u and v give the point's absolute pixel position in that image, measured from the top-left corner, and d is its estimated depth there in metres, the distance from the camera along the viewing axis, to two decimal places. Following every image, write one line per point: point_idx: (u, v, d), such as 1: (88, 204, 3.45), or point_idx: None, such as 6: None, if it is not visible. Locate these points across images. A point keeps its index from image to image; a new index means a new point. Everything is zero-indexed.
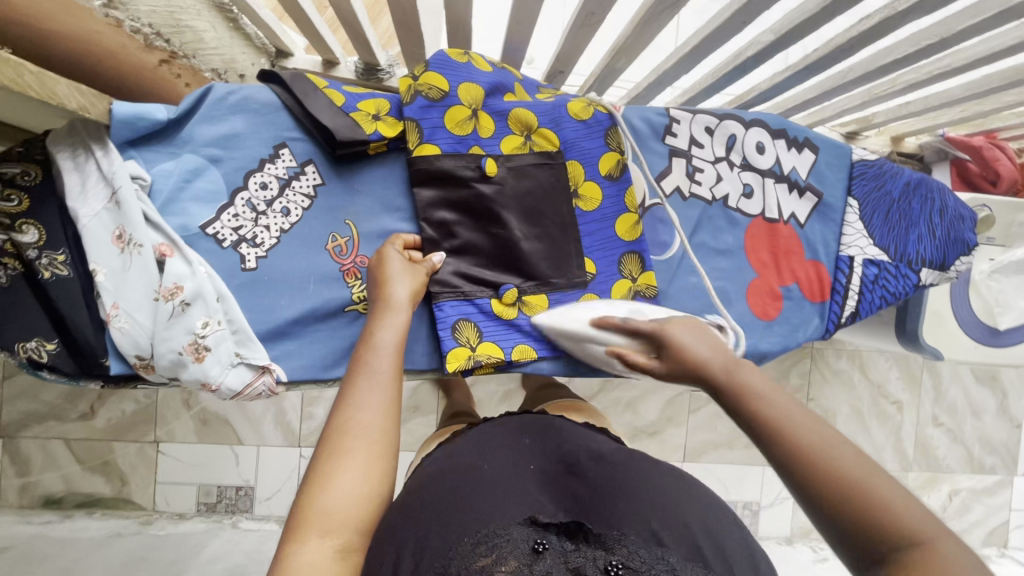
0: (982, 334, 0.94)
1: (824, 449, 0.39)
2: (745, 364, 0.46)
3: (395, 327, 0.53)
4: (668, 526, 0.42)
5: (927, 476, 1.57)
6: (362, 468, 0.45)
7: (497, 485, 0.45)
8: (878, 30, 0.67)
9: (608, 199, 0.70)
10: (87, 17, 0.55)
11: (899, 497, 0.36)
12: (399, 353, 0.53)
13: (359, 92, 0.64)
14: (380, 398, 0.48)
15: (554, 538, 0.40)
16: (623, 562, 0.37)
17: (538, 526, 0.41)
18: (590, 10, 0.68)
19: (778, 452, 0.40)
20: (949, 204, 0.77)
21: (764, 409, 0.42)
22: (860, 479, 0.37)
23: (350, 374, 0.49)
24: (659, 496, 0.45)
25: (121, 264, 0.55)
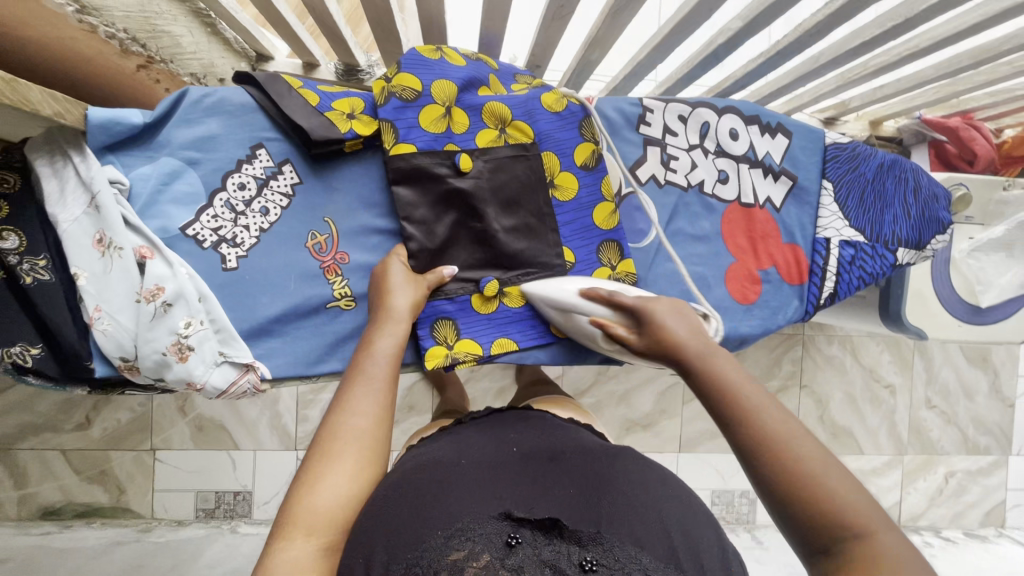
0: (964, 313, 0.96)
1: (787, 442, 0.42)
2: (720, 352, 0.51)
3: (394, 336, 0.55)
4: (645, 525, 0.42)
5: (922, 458, 1.57)
6: (350, 472, 0.46)
7: (476, 482, 0.46)
8: (843, 13, 0.68)
9: (584, 188, 0.71)
10: (62, 23, 0.55)
11: (849, 491, 0.40)
12: (397, 362, 0.54)
13: (333, 92, 0.65)
14: (375, 402, 0.50)
15: (528, 531, 0.40)
16: (596, 559, 0.38)
17: (512, 521, 0.41)
18: (559, 3, 0.68)
19: (743, 437, 0.44)
20: (923, 183, 0.78)
21: (739, 399, 0.46)
22: (816, 473, 0.41)
23: (347, 379, 0.51)
24: (636, 489, 0.46)
25: (102, 267, 0.55)
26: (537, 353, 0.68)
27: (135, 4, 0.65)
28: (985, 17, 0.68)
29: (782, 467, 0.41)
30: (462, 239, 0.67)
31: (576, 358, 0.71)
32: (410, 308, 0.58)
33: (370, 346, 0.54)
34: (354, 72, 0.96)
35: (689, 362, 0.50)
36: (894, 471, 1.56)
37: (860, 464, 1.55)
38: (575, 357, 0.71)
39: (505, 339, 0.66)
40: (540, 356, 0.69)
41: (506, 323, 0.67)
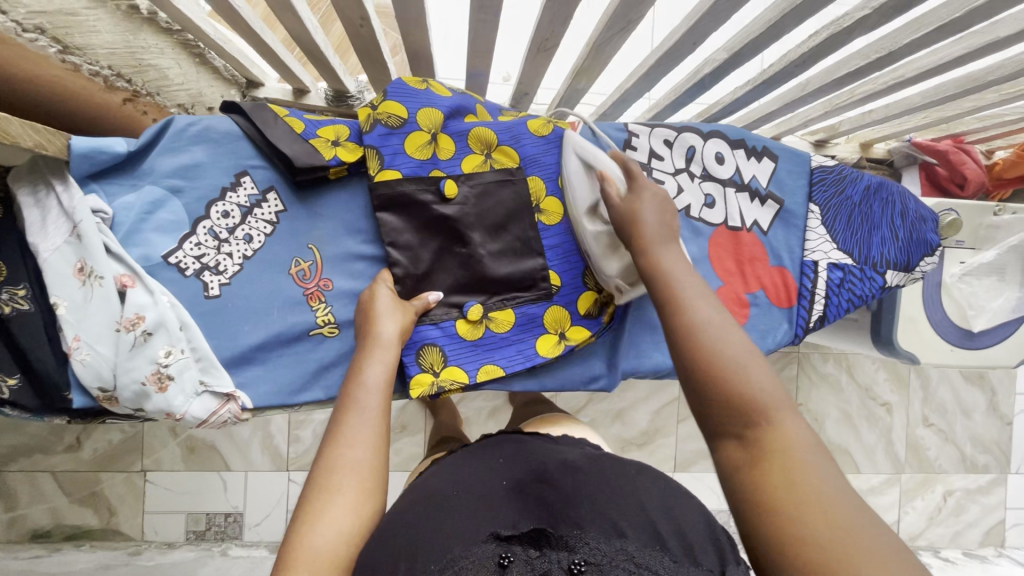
0: (956, 337, 0.95)
1: (714, 334, 0.44)
2: (674, 249, 0.52)
3: (383, 364, 0.55)
4: (623, 512, 0.43)
5: (921, 477, 1.55)
6: (350, 506, 0.45)
7: (463, 500, 0.46)
8: (826, 46, 0.69)
9: None
10: (45, 62, 0.55)
11: (760, 380, 0.42)
12: (388, 387, 0.54)
13: (319, 119, 0.65)
14: (371, 431, 0.50)
15: (519, 548, 0.41)
16: (585, 559, 0.39)
17: (501, 540, 0.41)
18: (544, 36, 0.69)
19: (674, 324, 0.46)
20: (910, 207, 0.79)
21: (678, 290, 0.48)
22: (734, 358, 0.43)
23: (339, 412, 0.51)
24: (622, 489, 0.45)
25: (83, 296, 0.55)
26: (525, 379, 0.68)
27: (121, 40, 0.66)
28: (970, 49, 0.69)
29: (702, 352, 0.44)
30: (449, 263, 0.66)
31: (563, 385, 0.70)
32: (396, 335, 0.57)
33: (358, 376, 0.53)
34: (343, 97, 0.99)
35: (649, 242, 0.52)
36: (892, 490, 1.54)
37: (857, 483, 1.53)
38: (563, 381, 0.70)
39: (492, 366, 0.65)
40: (527, 383, 0.68)
41: (494, 350, 0.66)
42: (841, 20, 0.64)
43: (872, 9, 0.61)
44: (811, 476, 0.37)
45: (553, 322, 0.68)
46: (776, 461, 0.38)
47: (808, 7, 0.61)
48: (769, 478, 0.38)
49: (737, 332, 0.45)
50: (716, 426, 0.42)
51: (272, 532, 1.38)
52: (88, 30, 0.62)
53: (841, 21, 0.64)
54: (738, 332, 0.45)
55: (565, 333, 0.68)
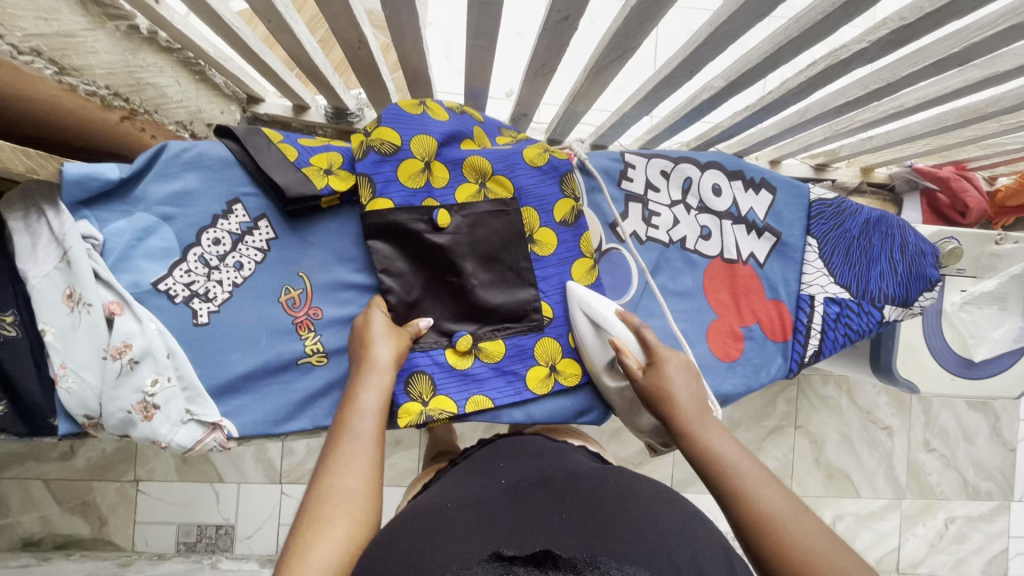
0: (955, 366, 0.94)
1: (783, 522, 0.45)
2: (715, 424, 0.54)
3: (379, 390, 0.54)
4: (635, 540, 0.41)
5: (922, 503, 1.54)
6: (342, 536, 0.44)
7: (466, 523, 0.45)
8: (824, 76, 0.68)
9: (563, 244, 0.70)
10: (42, 84, 0.54)
11: (845, 567, 0.42)
12: (384, 415, 0.53)
13: (313, 145, 0.65)
14: (367, 459, 0.49)
15: (522, 570, 0.35)
16: None
17: (502, 562, 0.36)
18: (541, 62, 0.69)
19: (742, 519, 0.47)
20: (910, 240, 0.78)
21: (735, 477, 0.49)
22: (815, 552, 0.43)
23: (332, 441, 0.50)
24: (627, 513, 0.44)
25: (70, 323, 0.55)
26: (514, 411, 0.67)
27: (120, 60, 0.65)
28: (969, 82, 0.68)
29: (777, 549, 0.44)
30: (441, 292, 0.66)
31: (554, 419, 0.69)
32: (392, 362, 0.57)
33: (355, 405, 0.52)
34: (343, 114, 0.98)
35: (685, 421, 0.54)
36: (892, 516, 1.52)
37: (857, 507, 1.51)
38: (555, 410, 0.69)
39: (481, 398, 0.65)
40: (517, 416, 0.67)
41: (484, 381, 0.66)
42: (838, 52, 0.64)
43: (868, 43, 0.60)
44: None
45: (543, 354, 0.68)
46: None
47: (804, 40, 0.61)
48: None
49: (805, 512, 0.46)
50: None
51: (263, 545, 1.38)
52: (87, 51, 0.60)
53: (838, 53, 0.64)
54: (801, 508, 0.46)
55: (556, 366, 0.68)
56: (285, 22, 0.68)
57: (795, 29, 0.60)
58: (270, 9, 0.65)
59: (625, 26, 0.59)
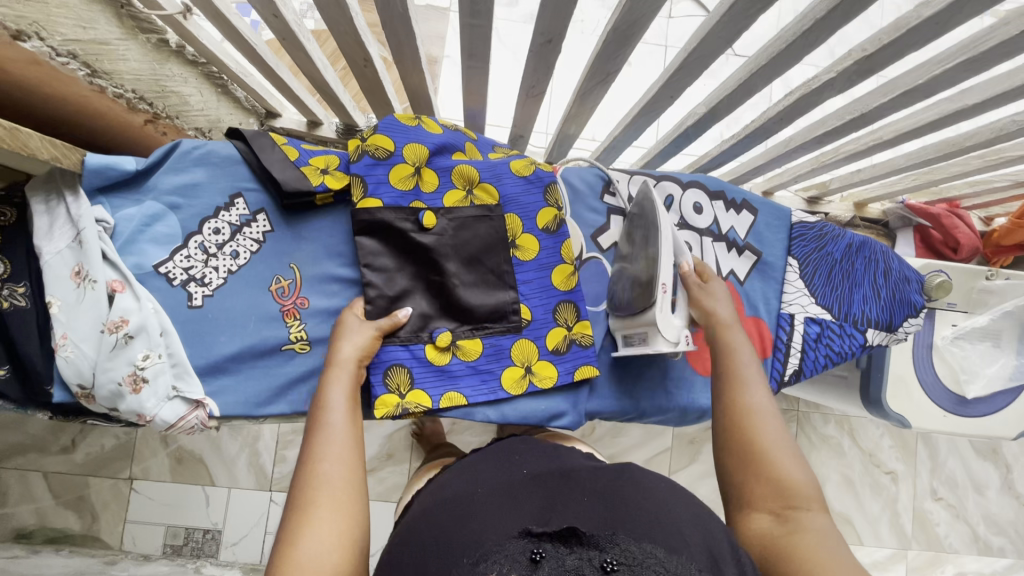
0: (949, 403, 0.92)
1: (761, 420, 0.56)
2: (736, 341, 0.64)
3: (343, 385, 0.56)
4: (651, 522, 0.43)
5: (929, 555, 1.48)
6: (331, 517, 0.46)
7: (492, 503, 0.48)
8: (800, 106, 0.71)
9: (545, 250, 0.73)
10: (75, 83, 0.60)
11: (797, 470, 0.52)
12: (353, 408, 0.55)
13: (314, 149, 0.70)
14: (342, 449, 0.50)
15: (550, 544, 0.40)
16: (616, 559, 0.39)
17: (532, 537, 0.41)
18: (531, 84, 0.74)
19: (729, 406, 0.58)
20: (894, 267, 0.80)
21: (739, 382, 0.60)
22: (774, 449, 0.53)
23: (307, 436, 0.51)
24: (655, 503, 0.46)
25: (76, 297, 0.59)
26: (488, 410, 0.69)
27: (148, 69, 0.72)
28: (940, 116, 0.70)
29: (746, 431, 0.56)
30: (419, 289, 0.69)
31: (526, 420, 0.70)
32: (355, 359, 0.59)
33: (321, 403, 0.54)
34: (353, 131, 1.05)
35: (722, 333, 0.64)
36: (898, 567, 1.46)
37: (860, 556, 1.46)
38: (535, 410, 0.70)
39: (455, 394, 0.67)
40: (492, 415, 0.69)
41: (459, 378, 0.68)
42: (810, 82, 0.67)
43: (836, 73, 0.63)
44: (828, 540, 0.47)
45: (519, 354, 0.70)
46: (801, 533, 0.47)
47: (774, 67, 0.64)
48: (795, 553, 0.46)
49: (779, 422, 0.56)
50: (753, 494, 0.52)
51: (248, 554, 1.37)
52: (118, 57, 0.67)
53: (810, 83, 0.67)
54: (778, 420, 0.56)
55: (531, 367, 0.70)
56: (299, 42, 0.73)
57: (765, 57, 0.63)
58: (285, 28, 0.70)
59: (603, 50, 0.64)
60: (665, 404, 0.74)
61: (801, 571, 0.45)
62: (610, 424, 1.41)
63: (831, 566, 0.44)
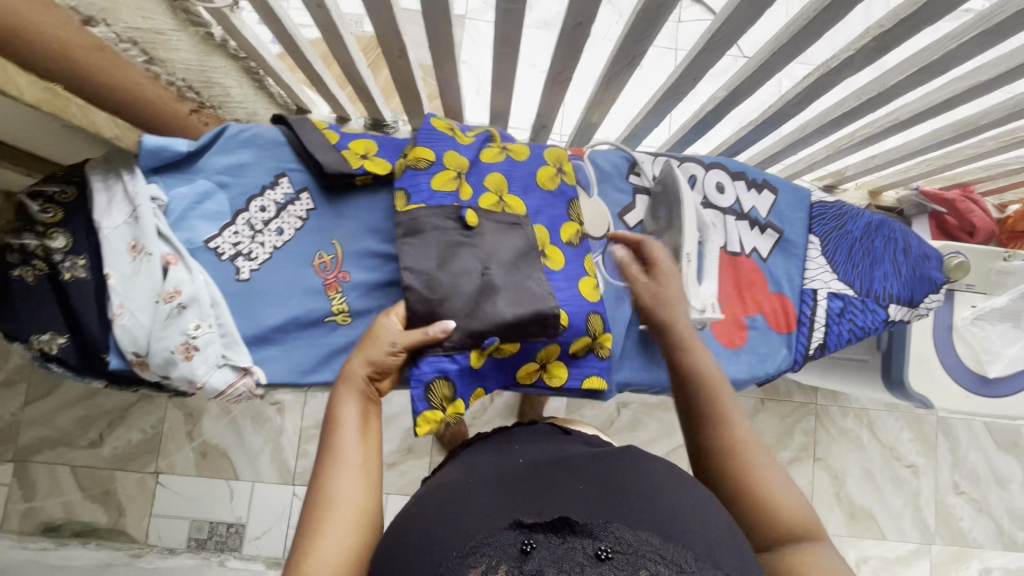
0: (971, 383, 0.93)
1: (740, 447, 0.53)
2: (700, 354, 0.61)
3: (354, 401, 0.54)
4: (650, 513, 0.42)
5: (953, 550, 1.47)
6: (342, 536, 0.45)
7: (484, 498, 0.46)
8: (818, 86, 0.74)
9: (571, 262, 0.72)
10: (132, 71, 0.64)
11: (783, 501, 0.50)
12: (365, 423, 0.53)
13: (353, 133, 0.73)
14: (354, 467, 0.49)
15: (542, 535, 0.39)
16: (610, 546, 0.38)
17: (523, 528, 0.40)
18: (558, 70, 0.77)
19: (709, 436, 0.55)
20: (913, 244, 0.81)
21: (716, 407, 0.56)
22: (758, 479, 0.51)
23: (322, 454, 0.50)
24: (655, 490, 0.45)
25: (132, 269, 0.62)
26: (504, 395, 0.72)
27: (196, 60, 0.75)
28: (954, 93, 0.72)
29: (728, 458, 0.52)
30: (464, 288, 0.63)
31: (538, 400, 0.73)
32: (366, 372, 0.56)
33: (334, 420, 0.53)
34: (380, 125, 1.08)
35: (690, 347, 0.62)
36: (922, 562, 1.45)
37: (882, 551, 1.44)
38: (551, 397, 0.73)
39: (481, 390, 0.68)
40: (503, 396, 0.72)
41: (488, 376, 0.68)
42: (828, 62, 0.70)
43: (854, 51, 0.66)
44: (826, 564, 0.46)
45: (544, 355, 0.69)
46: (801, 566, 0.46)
47: (793, 46, 0.67)
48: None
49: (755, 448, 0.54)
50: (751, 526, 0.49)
51: (271, 548, 1.39)
52: (171, 47, 0.71)
53: (828, 63, 0.70)
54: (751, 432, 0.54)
55: (547, 366, 0.71)
56: (338, 33, 0.77)
57: (785, 36, 0.66)
58: (327, 19, 0.74)
59: (631, 32, 0.67)
60: None
61: None
62: (629, 417, 1.42)
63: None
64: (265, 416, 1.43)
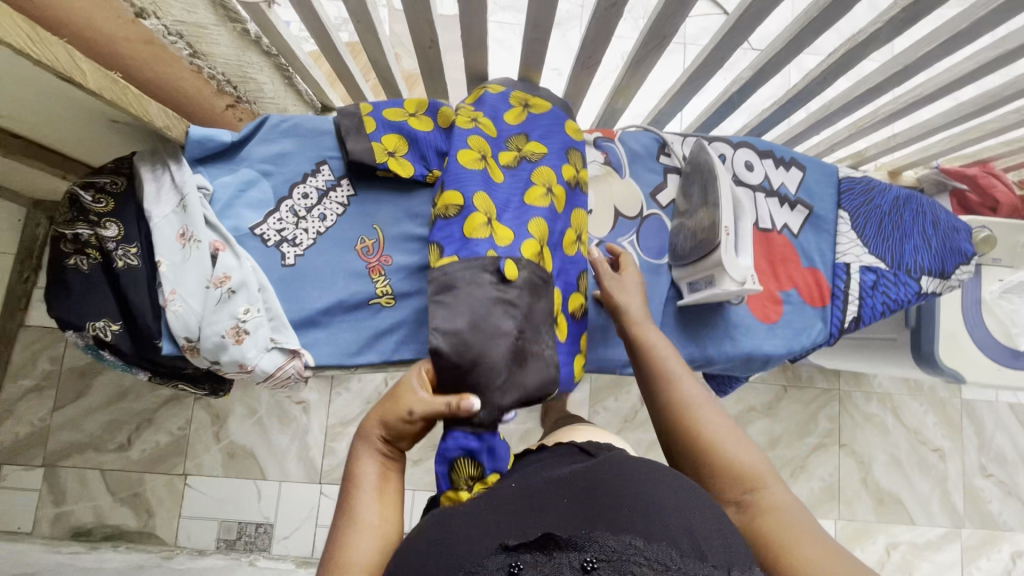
0: (1003, 356, 0.94)
1: (698, 415, 0.58)
2: (653, 331, 0.67)
3: (372, 458, 0.52)
4: (639, 517, 0.40)
5: (983, 533, 1.46)
6: None
7: (472, 513, 0.44)
8: (845, 61, 0.75)
9: (572, 335, 0.69)
10: (179, 66, 0.69)
11: (743, 452, 0.55)
12: (383, 482, 0.52)
13: (393, 117, 0.70)
14: (370, 532, 0.48)
15: (529, 555, 0.38)
16: (596, 557, 0.37)
17: (509, 551, 0.39)
18: (587, 54, 0.79)
19: (669, 408, 0.60)
20: (941, 217, 0.82)
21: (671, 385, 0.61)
22: (716, 440, 0.56)
23: (339, 514, 0.50)
24: (645, 497, 0.42)
25: (182, 257, 0.63)
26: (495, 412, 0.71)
27: (234, 55, 0.77)
28: (980, 64, 0.73)
29: (688, 428, 0.58)
30: (495, 356, 0.55)
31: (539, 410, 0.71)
32: (381, 433, 0.53)
33: (352, 478, 0.52)
34: None
35: (642, 328, 0.67)
36: (952, 546, 1.44)
37: (912, 536, 1.44)
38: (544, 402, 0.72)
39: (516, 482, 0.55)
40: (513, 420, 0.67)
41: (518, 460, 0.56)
42: (856, 36, 0.71)
43: (883, 23, 0.67)
44: (794, 520, 0.51)
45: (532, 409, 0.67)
46: (766, 511, 0.52)
47: (822, 21, 0.69)
48: (770, 534, 0.50)
49: (715, 408, 0.59)
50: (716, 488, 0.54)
51: (300, 547, 1.39)
52: (212, 41, 0.72)
53: (855, 37, 0.71)
54: (714, 406, 0.59)
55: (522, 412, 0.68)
56: (372, 24, 0.79)
57: (814, 10, 0.68)
58: (362, 10, 0.76)
59: (662, 12, 0.69)
60: (731, 350, 0.77)
61: (777, 545, 0.49)
62: None
63: (797, 531, 0.50)
64: (290, 415, 1.44)
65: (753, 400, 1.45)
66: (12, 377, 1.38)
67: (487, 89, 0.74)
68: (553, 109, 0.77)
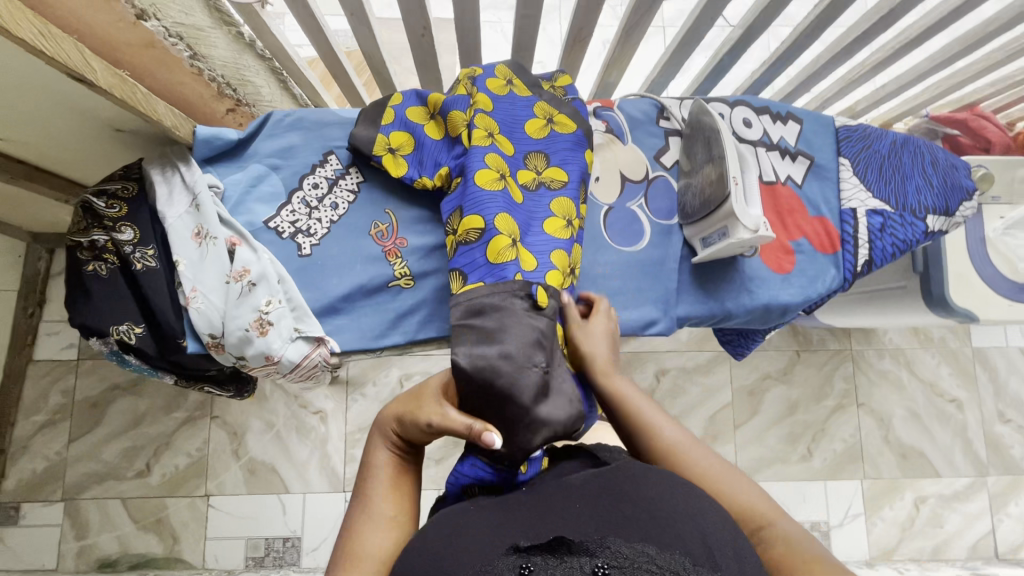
0: (1012, 292, 0.95)
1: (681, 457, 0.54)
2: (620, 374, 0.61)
3: (385, 449, 0.51)
4: (650, 523, 0.39)
5: (1008, 479, 1.46)
6: None
7: (481, 518, 0.42)
8: (831, 10, 0.76)
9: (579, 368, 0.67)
10: (180, 70, 0.70)
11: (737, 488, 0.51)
12: (397, 473, 0.50)
13: (415, 117, 0.71)
14: (384, 522, 0.47)
15: (540, 557, 0.37)
16: (608, 562, 0.36)
17: (521, 552, 0.38)
18: (578, 27, 0.80)
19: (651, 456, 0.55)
20: (939, 156, 0.84)
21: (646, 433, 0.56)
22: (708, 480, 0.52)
23: (354, 505, 0.49)
24: (655, 504, 0.41)
25: (199, 255, 0.64)
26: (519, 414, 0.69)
27: (231, 57, 0.78)
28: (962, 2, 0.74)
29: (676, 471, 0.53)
30: (525, 388, 0.51)
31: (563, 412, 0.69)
32: (394, 427, 0.52)
33: (367, 469, 0.51)
34: None
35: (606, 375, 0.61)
36: (979, 495, 1.44)
37: (939, 488, 1.44)
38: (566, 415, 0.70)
39: None
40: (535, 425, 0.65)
41: None
42: None
43: None
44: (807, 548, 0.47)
45: None
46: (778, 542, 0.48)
47: None
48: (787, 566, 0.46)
49: (697, 447, 0.55)
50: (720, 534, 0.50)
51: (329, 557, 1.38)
52: (210, 44, 0.73)
53: None
54: (701, 445, 0.55)
55: None
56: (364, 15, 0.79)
57: None
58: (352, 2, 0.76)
59: None
60: (749, 303, 0.77)
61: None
62: (670, 384, 1.42)
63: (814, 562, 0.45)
64: (308, 425, 1.43)
65: (768, 366, 1.46)
66: (23, 414, 1.37)
67: (513, 86, 0.73)
68: (578, 132, 0.75)
